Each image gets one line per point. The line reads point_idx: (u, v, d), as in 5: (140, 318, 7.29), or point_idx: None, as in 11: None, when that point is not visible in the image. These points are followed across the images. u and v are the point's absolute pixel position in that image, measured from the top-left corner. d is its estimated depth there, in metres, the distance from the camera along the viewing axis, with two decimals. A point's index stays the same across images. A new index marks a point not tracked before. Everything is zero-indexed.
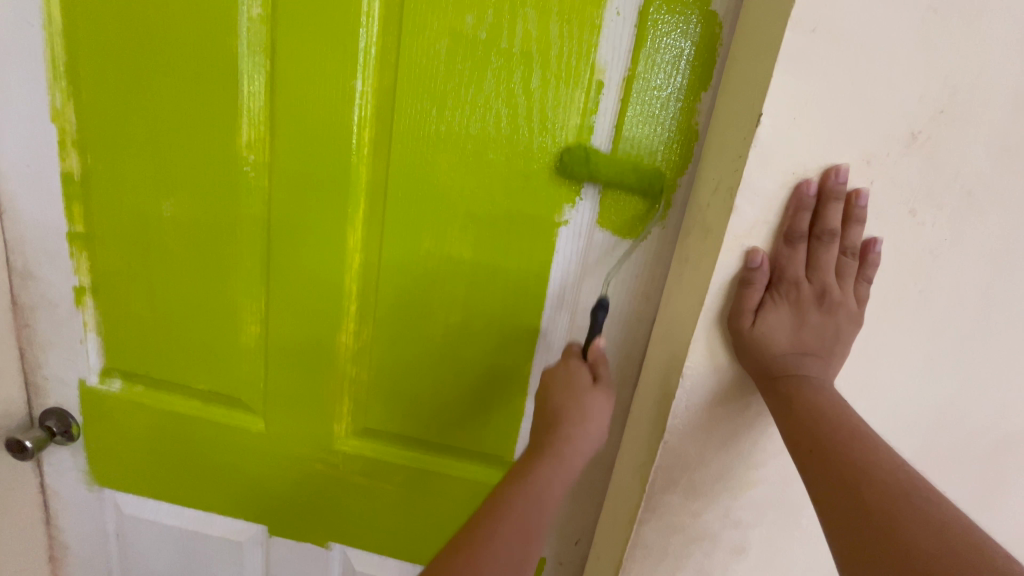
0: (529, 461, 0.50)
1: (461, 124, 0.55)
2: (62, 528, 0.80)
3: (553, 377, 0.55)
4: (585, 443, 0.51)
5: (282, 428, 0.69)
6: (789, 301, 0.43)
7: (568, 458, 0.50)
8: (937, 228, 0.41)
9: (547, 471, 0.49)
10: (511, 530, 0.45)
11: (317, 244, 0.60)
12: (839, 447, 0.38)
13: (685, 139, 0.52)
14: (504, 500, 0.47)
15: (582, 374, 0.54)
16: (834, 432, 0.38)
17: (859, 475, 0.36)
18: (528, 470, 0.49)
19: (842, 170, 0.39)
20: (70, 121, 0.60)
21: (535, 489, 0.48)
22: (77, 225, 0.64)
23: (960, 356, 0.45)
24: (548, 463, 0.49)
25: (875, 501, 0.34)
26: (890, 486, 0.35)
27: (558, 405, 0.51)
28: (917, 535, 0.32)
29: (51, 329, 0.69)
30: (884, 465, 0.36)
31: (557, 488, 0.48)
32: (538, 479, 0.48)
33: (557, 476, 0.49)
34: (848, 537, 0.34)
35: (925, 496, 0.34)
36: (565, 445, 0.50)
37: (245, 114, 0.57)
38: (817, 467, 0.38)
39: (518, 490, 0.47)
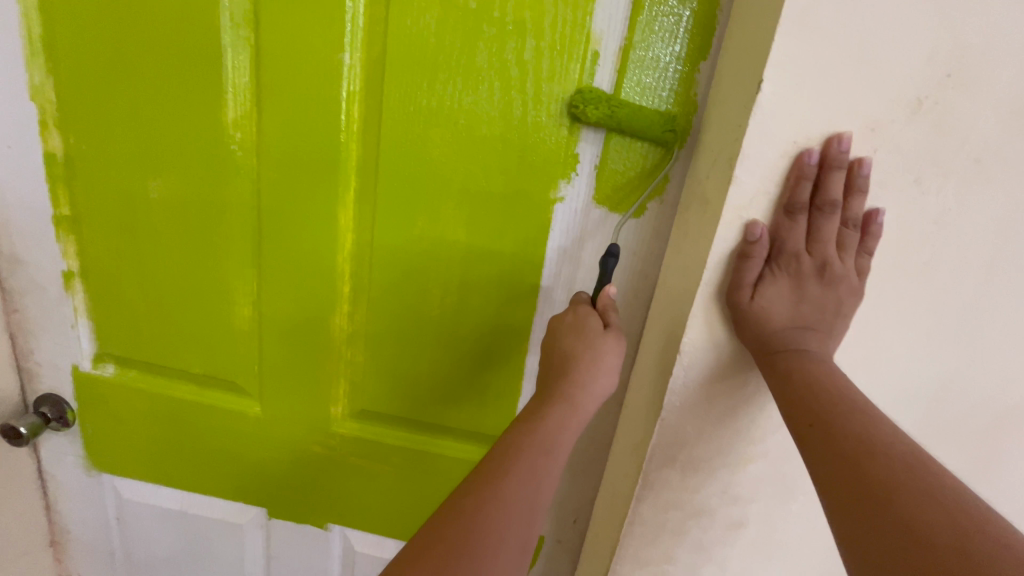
0: (539, 407, 0.48)
1: (452, 98, 0.53)
2: (62, 513, 0.80)
3: (562, 325, 0.53)
4: (596, 393, 0.50)
5: (279, 411, 0.68)
6: (788, 274, 0.42)
7: (580, 405, 0.49)
8: (941, 198, 0.40)
9: (559, 417, 0.48)
10: (521, 475, 0.44)
11: (309, 224, 0.59)
12: (839, 421, 0.37)
13: (684, 111, 0.51)
14: (514, 442, 0.46)
15: (593, 321, 0.52)
16: (834, 406, 0.38)
17: (860, 449, 0.36)
18: (537, 416, 0.48)
19: (845, 138, 0.38)
20: (50, 100, 0.58)
21: (546, 434, 0.46)
22: (62, 208, 0.62)
23: (961, 330, 0.44)
24: (559, 408, 0.48)
25: (875, 472, 0.34)
26: (890, 458, 0.34)
27: (568, 351, 0.50)
28: (917, 505, 0.31)
29: (41, 314, 0.68)
30: (885, 438, 0.36)
31: (567, 434, 0.47)
32: (549, 424, 0.47)
33: (569, 421, 0.48)
34: (846, 508, 0.34)
35: (926, 469, 0.34)
36: (576, 391, 0.49)
37: (230, 90, 0.55)
38: (817, 442, 0.37)
39: (529, 432, 0.46)
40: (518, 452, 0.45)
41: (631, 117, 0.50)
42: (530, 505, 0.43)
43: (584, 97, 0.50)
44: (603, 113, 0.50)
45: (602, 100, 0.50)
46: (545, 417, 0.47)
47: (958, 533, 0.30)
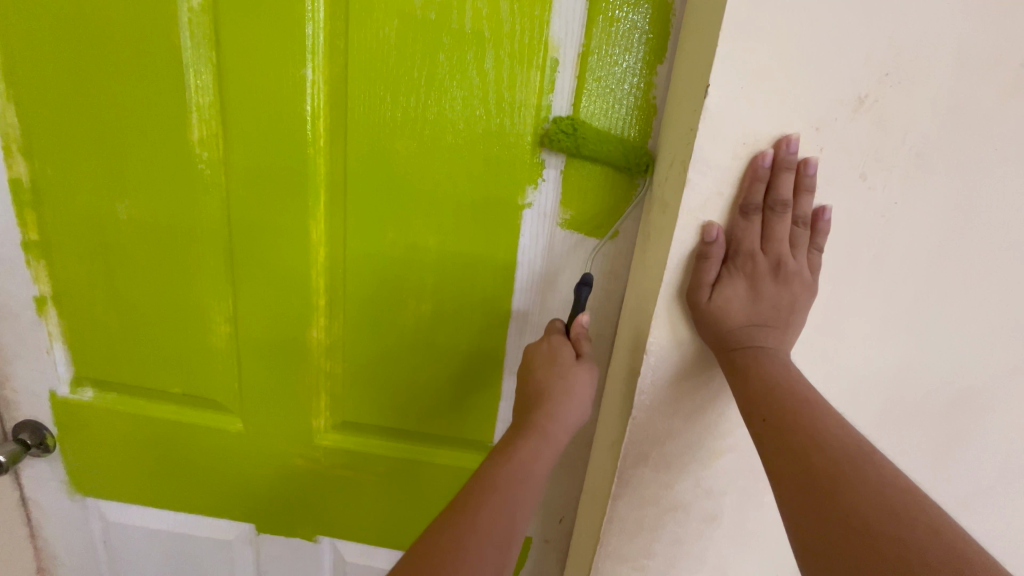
0: (512, 438, 0.49)
1: (417, 109, 0.53)
2: (48, 539, 0.79)
3: (536, 355, 0.54)
4: (568, 419, 0.50)
5: (262, 427, 0.68)
6: (744, 273, 0.43)
7: (553, 435, 0.49)
8: (888, 191, 0.41)
9: (532, 446, 0.48)
10: (495, 506, 0.45)
11: (280, 239, 0.59)
12: (791, 414, 0.39)
13: (643, 114, 0.52)
14: (488, 476, 0.46)
15: (565, 350, 0.53)
16: (786, 399, 0.40)
17: (808, 440, 0.38)
18: (510, 447, 0.48)
19: (792, 140, 0.39)
20: (13, 127, 0.57)
21: (519, 464, 0.47)
22: (31, 233, 0.62)
23: (917, 317, 0.45)
24: (531, 437, 0.49)
25: (822, 463, 0.36)
26: (835, 449, 0.37)
27: (541, 383, 0.51)
28: (859, 495, 0.34)
29: (15, 341, 0.67)
30: (831, 431, 0.38)
31: (541, 463, 0.48)
32: (520, 455, 0.48)
33: (541, 450, 0.49)
34: (796, 497, 0.36)
35: (867, 460, 0.36)
36: (550, 421, 0.50)
37: (194, 110, 0.55)
38: (772, 434, 0.39)
39: (502, 465, 0.47)
40: (491, 486, 0.46)
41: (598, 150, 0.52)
42: (504, 538, 0.44)
43: (550, 133, 0.52)
44: (568, 138, 0.51)
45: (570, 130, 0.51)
46: (518, 446, 0.48)
47: (892, 521, 0.32)
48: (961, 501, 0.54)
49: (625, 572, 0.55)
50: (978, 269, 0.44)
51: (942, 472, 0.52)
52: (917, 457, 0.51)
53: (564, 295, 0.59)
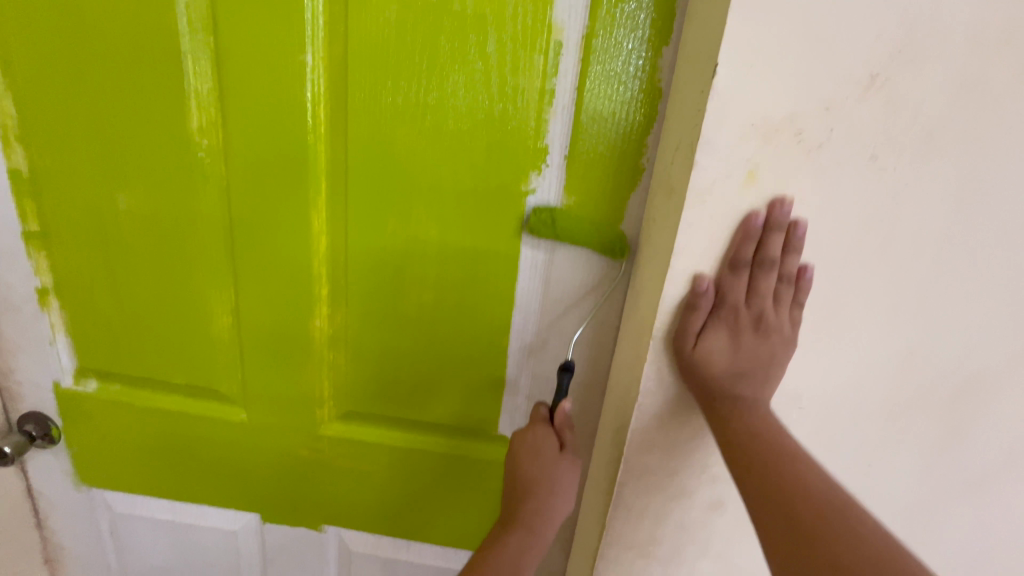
0: (501, 536, 0.52)
1: (418, 95, 0.53)
2: (55, 530, 0.80)
3: (521, 445, 0.55)
4: (553, 515, 0.53)
5: (266, 418, 0.68)
6: (727, 324, 0.44)
7: (539, 531, 0.52)
8: (899, 172, 0.41)
9: (519, 545, 0.51)
10: None
11: (281, 229, 0.59)
12: (779, 466, 0.42)
13: (649, 97, 0.51)
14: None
15: (549, 440, 0.55)
16: (767, 450, 0.43)
17: (791, 489, 0.41)
18: (502, 539, 0.52)
19: (786, 202, 0.41)
20: (11, 115, 0.57)
21: (507, 565, 0.50)
22: (31, 224, 0.61)
23: (925, 302, 0.45)
24: (517, 537, 0.51)
25: (807, 513, 0.39)
26: (819, 498, 0.40)
27: (527, 476, 0.53)
28: (844, 547, 0.37)
29: (18, 332, 0.67)
30: (812, 479, 0.41)
31: (528, 561, 0.51)
32: (508, 555, 0.50)
33: (528, 548, 0.51)
34: (785, 547, 0.39)
35: (848, 510, 0.39)
36: (536, 519, 0.52)
37: (192, 97, 0.55)
38: (756, 483, 0.42)
39: (492, 566, 0.50)
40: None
41: (578, 238, 0.55)
42: None
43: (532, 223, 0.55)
44: (547, 227, 0.54)
45: (550, 222, 0.54)
46: (505, 547, 0.51)
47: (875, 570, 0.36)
48: (970, 489, 0.53)
49: (631, 559, 0.55)
50: (988, 252, 0.43)
51: (950, 460, 0.52)
52: (925, 445, 0.51)
53: (567, 284, 0.59)
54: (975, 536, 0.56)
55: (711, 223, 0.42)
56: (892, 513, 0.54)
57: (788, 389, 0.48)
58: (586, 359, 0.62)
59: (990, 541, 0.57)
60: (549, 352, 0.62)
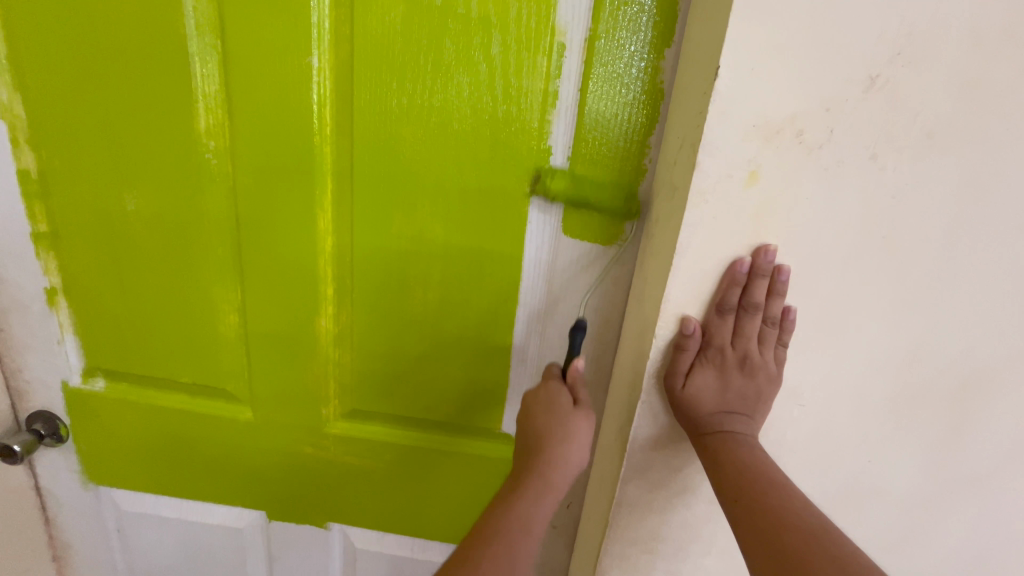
0: (514, 487, 0.51)
1: (423, 97, 0.53)
2: (63, 528, 0.81)
3: (534, 403, 0.56)
4: (567, 466, 0.52)
5: (272, 416, 0.69)
6: (715, 365, 0.47)
7: (553, 482, 0.51)
8: (899, 172, 0.41)
9: (533, 495, 0.50)
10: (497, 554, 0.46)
11: (287, 229, 0.59)
12: (759, 495, 0.42)
13: (651, 98, 0.52)
14: (490, 526, 0.48)
15: (561, 397, 0.55)
16: (755, 480, 0.43)
17: (776, 520, 0.40)
18: (514, 494, 0.50)
19: (770, 250, 0.43)
20: (20, 118, 0.57)
21: (521, 514, 0.49)
22: (40, 225, 0.62)
23: (926, 300, 0.45)
24: (532, 486, 0.50)
25: (792, 543, 0.39)
26: (803, 528, 0.40)
27: (541, 427, 0.53)
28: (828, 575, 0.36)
29: (26, 332, 0.68)
30: (798, 510, 0.41)
31: (541, 511, 0.50)
32: (521, 504, 0.49)
33: (542, 498, 0.50)
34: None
35: (830, 538, 0.39)
36: (551, 470, 0.51)
37: (200, 99, 0.55)
38: (744, 515, 0.42)
39: (506, 516, 0.49)
40: (495, 535, 0.48)
41: (592, 198, 0.54)
42: None
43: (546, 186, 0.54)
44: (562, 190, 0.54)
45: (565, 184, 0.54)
46: (518, 498, 0.50)
47: None
48: (971, 485, 0.54)
49: (635, 555, 0.55)
50: (988, 249, 0.44)
51: (952, 456, 0.52)
52: (927, 442, 0.51)
53: (571, 282, 0.59)
54: (978, 532, 0.57)
55: (713, 221, 0.42)
56: (894, 508, 0.54)
57: (789, 386, 0.49)
58: (589, 356, 0.62)
59: (993, 536, 0.57)
60: (553, 351, 0.62)
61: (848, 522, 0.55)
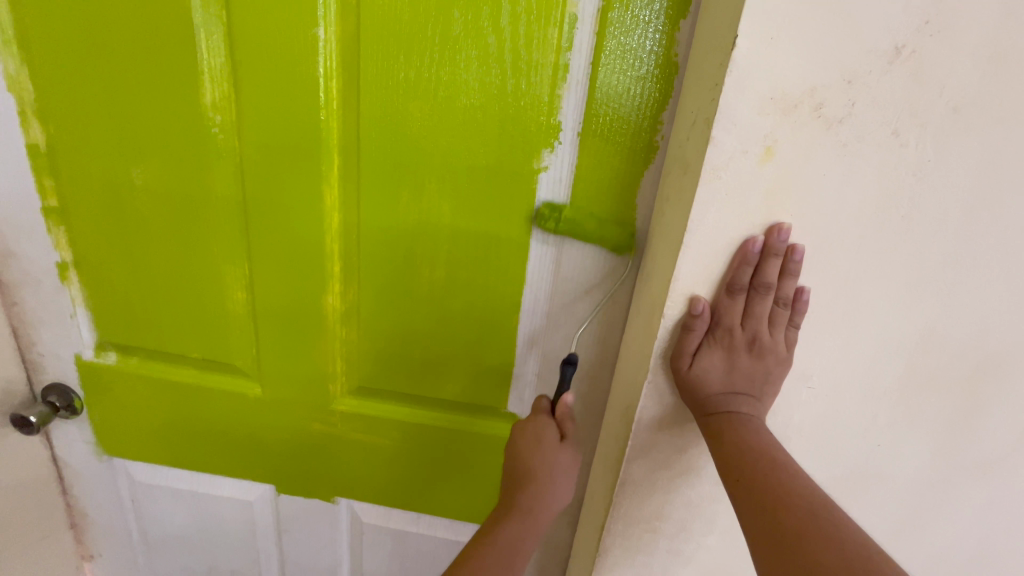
0: (498, 521, 0.52)
1: (430, 71, 0.52)
2: (79, 496, 0.83)
3: (522, 436, 0.55)
4: (551, 500, 0.54)
5: (280, 392, 0.70)
6: (723, 346, 0.46)
7: (537, 517, 0.53)
8: (921, 148, 0.40)
9: (518, 531, 0.52)
10: None
11: (294, 204, 0.59)
12: (762, 474, 0.42)
13: (665, 72, 0.50)
14: (475, 562, 0.50)
15: (549, 432, 0.55)
16: (757, 460, 0.43)
17: (776, 500, 0.40)
18: (497, 528, 0.52)
19: (784, 228, 0.42)
20: (27, 90, 0.57)
21: (505, 550, 0.51)
22: (50, 198, 0.62)
23: (944, 281, 0.44)
24: (516, 523, 0.52)
25: (790, 522, 0.39)
26: (802, 508, 0.39)
27: (527, 465, 0.53)
28: (826, 552, 0.36)
29: (39, 305, 0.69)
30: (798, 489, 0.41)
31: (525, 546, 0.52)
32: (506, 541, 0.51)
33: (526, 532, 0.52)
34: (767, 552, 0.38)
35: (829, 518, 0.39)
36: (535, 505, 0.53)
37: (206, 72, 0.55)
38: (745, 493, 0.42)
39: (489, 550, 0.51)
40: (481, 574, 0.49)
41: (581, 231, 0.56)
42: None
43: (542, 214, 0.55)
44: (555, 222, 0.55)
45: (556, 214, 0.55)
46: (502, 532, 0.52)
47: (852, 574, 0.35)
48: (981, 471, 0.53)
49: (638, 534, 0.55)
50: (1012, 229, 0.42)
51: (962, 441, 0.51)
52: (938, 427, 0.50)
53: (579, 262, 0.58)
54: (985, 519, 0.56)
55: (726, 198, 0.41)
56: (902, 492, 0.54)
57: (799, 368, 0.48)
58: (595, 337, 0.62)
59: (1002, 522, 0.56)
60: (558, 331, 0.62)
61: (854, 506, 0.55)
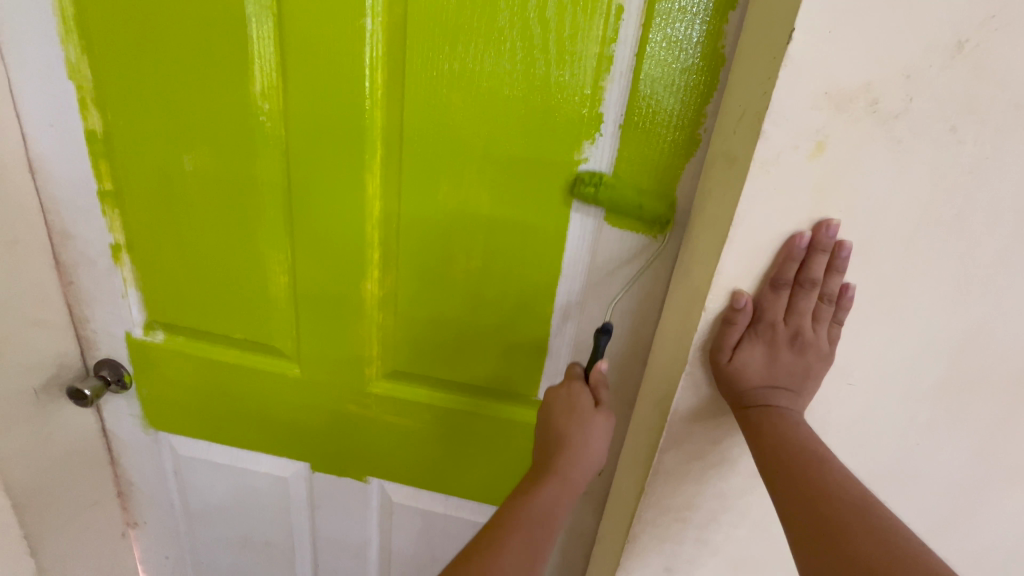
0: (534, 482, 0.53)
1: (475, 61, 0.53)
2: (126, 467, 0.87)
3: (556, 401, 0.57)
4: (586, 464, 0.54)
5: (317, 374, 0.72)
6: (764, 340, 0.46)
7: (572, 481, 0.53)
8: (979, 145, 0.39)
9: (554, 493, 0.52)
10: (515, 547, 0.49)
11: (336, 191, 0.61)
12: (801, 465, 0.42)
13: (710, 65, 0.50)
14: (510, 519, 0.51)
15: (583, 398, 0.56)
16: (797, 453, 0.43)
17: (817, 492, 0.41)
18: (533, 488, 0.52)
19: (832, 224, 0.42)
20: (87, 79, 0.60)
21: (541, 510, 0.51)
22: (105, 182, 0.65)
23: (993, 281, 0.43)
24: (551, 485, 0.52)
25: (830, 514, 0.39)
26: (843, 501, 0.40)
27: (561, 428, 0.54)
28: (868, 545, 0.37)
29: (93, 284, 0.72)
30: (840, 483, 0.41)
31: (560, 509, 0.52)
32: (541, 500, 0.51)
33: (562, 493, 0.52)
34: (807, 543, 0.39)
35: (871, 511, 0.39)
36: (571, 467, 0.53)
37: (256, 62, 0.56)
38: (784, 484, 0.42)
39: (524, 508, 0.51)
40: (516, 528, 0.50)
41: (619, 200, 0.55)
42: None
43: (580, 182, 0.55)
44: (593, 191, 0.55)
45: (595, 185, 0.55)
46: (538, 492, 0.52)
47: (896, 567, 0.35)
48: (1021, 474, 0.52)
49: (667, 523, 0.56)
50: None
51: (1002, 444, 0.51)
52: (977, 428, 0.50)
53: (615, 254, 0.59)
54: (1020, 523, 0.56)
55: (773, 193, 0.41)
56: (937, 492, 0.53)
57: (839, 365, 0.48)
58: (629, 328, 0.62)
59: None
60: (592, 322, 0.63)
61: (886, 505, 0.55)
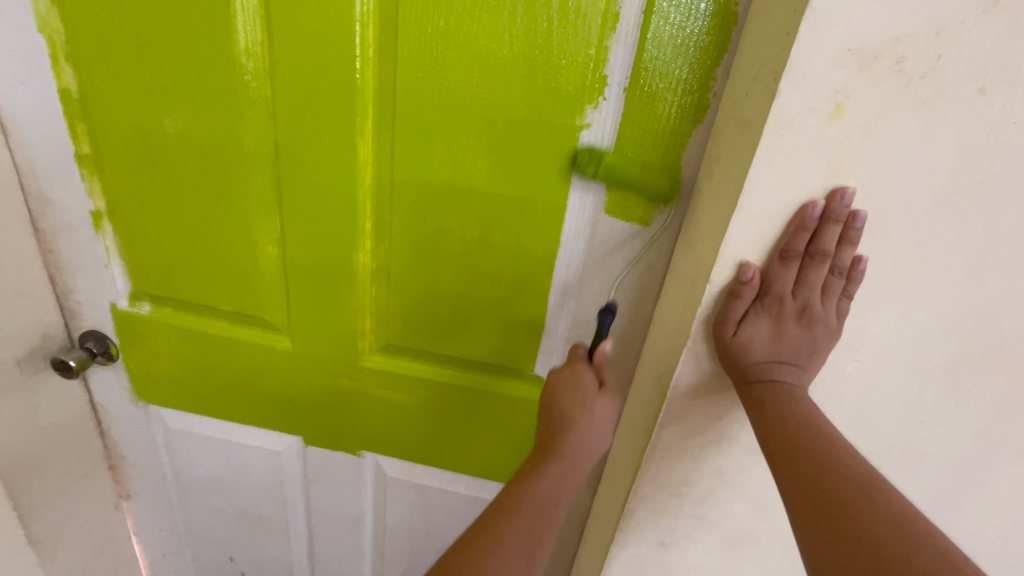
0: (537, 462, 0.52)
1: (472, 17, 0.50)
2: (116, 439, 0.86)
3: (561, 381, 0.57)
4: (590, 446, 0.53)
5: (308, 347, 0.71)
6: (770, 314, 0.45)
7: (575, 466, 0.52)
8: (1007, 109, 0.37)
9: (556, 473, 0.51)
10: (518, 522, 0.48)
11: (326, 157, 0.58)
12: (804, 445, 0.41)
13: (722, 22, 0.47)
14: (515, 496, 0.50)
15: (587, 378, 0.56)
16: (800, 430, 0.42)
17: (820, 470, 0.40)
18: (537, 469, 0.52)
19: (847, 193, 0.40)
20: (58, 31, 0.56)
21: (544, 489, 0.50)
22: (83, 145, 0.62)
23: (1011, 254, 0.42)
24: (553, 469, 0.51)
25: (834, 492, 0.38)
26: (847, 479, 0.39)
27: (564, 406, 0.54)
28: (873, 524, 0.36)
29: (74, 253, 0.70)
30: (843, 460, 0.40)
31: (563, 489, 0.51)
32: (545, 481, 0.51)
33: (565, 476, 0.52)
34: (810, 521, 0.38)
35: (876, 489, 0.38)
36: (575, 450, 0.53)
37: (239, 15, 0.53)
38: (786, 461, 0.41)
39: (527, 488, 0.50)
40: (519, 505, 0.49)
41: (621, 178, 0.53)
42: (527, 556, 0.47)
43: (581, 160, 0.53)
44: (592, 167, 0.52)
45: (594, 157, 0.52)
46: (542, 472, 0.51)
47: (902, 546, 0.34)
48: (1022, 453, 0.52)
49: (664, 498, 0.56)
50: None
51: (1004, 421, 0.50)
52: (981, 405, 0.49)
53: (616, 226, 0.57)
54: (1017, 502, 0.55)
55: (786, 159, 0.39)
56: (935, 467, 0.53)
57: (845, 340, 0.47)
58: (629, 302, 0.61)
59: None
60: (591, 296, 0.61)
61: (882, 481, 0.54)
